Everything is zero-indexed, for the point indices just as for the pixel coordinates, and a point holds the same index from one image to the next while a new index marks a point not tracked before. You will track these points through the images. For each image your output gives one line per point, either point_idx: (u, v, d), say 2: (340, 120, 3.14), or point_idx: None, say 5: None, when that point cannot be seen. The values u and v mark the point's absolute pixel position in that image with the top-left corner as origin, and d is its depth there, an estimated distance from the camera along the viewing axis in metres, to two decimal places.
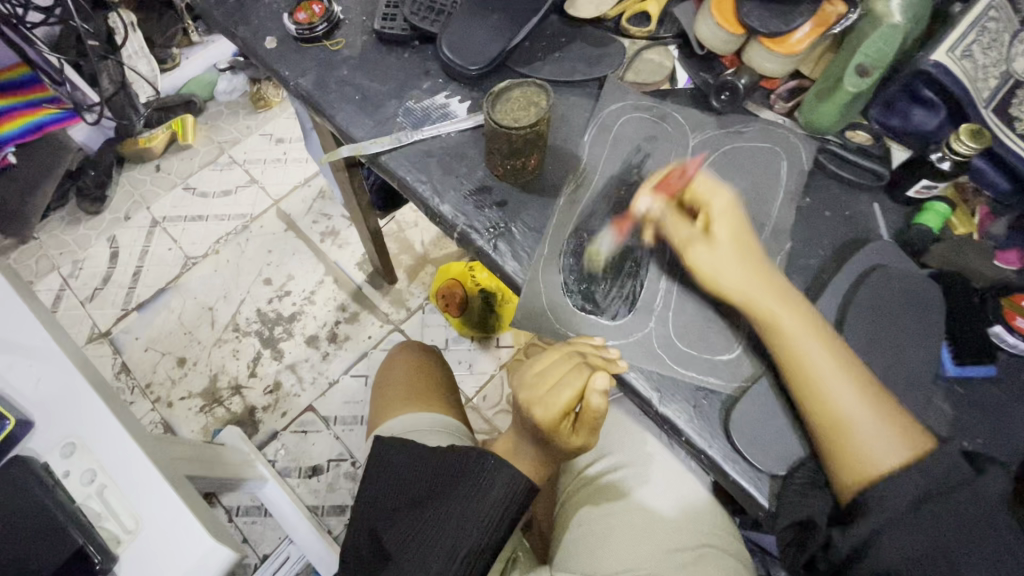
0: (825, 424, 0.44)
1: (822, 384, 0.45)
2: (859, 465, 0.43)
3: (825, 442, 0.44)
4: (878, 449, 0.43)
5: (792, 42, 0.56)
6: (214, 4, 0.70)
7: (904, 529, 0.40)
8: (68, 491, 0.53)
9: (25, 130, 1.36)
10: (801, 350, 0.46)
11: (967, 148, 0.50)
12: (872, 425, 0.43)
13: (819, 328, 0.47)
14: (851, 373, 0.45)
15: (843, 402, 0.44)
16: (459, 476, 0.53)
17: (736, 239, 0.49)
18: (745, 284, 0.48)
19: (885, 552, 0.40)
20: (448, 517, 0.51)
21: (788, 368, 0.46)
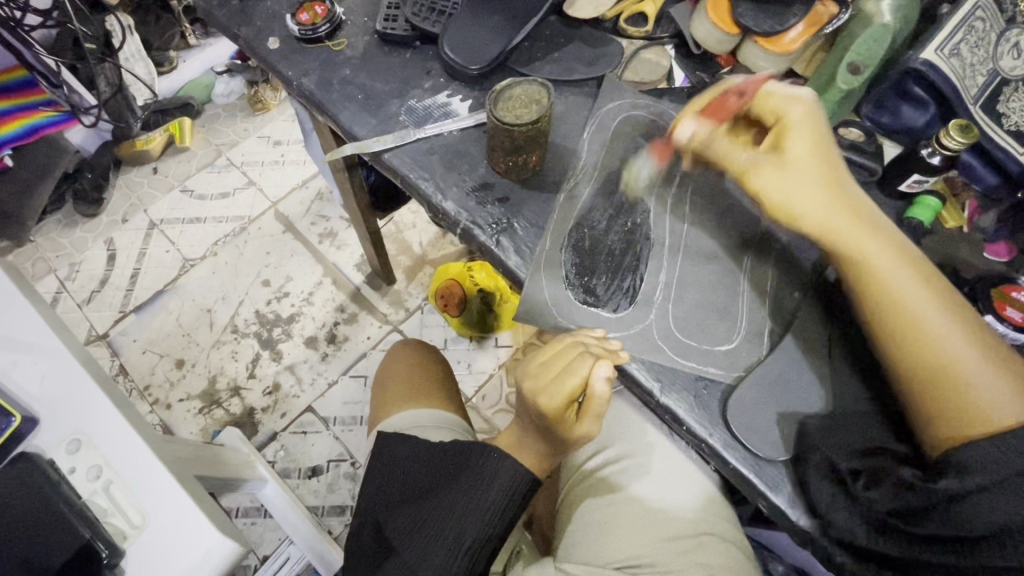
0: (931, 367, 0.44)
1: (924, 326, 0.45)
2: (969, 409, 0.42)
3: (931, 387, 0.44)
4: (992, 397, 0.42)
5: (786, 41, 0.57)
6: (217, 6, 0.71)
7: (1015, 491, 0.38)
8: (73, 487, 0.54)
9: (22, 133, 1.34)
10: (904, 292, 0.45)
11: (956, 142, 0.52)
12: (983, 370, 0.43)
13: (919, 271, 0.46)
14: (956, 315, 0.45)
15: (951, 344, 0.44)
16: (461, 468, 0.54)
17: (820, 170, 0.48)
18: (833, 222, 0.47)
19: (993, 512, 0.39)
20: (453, 508, 0.52)
21: (887, 312, 0.46)
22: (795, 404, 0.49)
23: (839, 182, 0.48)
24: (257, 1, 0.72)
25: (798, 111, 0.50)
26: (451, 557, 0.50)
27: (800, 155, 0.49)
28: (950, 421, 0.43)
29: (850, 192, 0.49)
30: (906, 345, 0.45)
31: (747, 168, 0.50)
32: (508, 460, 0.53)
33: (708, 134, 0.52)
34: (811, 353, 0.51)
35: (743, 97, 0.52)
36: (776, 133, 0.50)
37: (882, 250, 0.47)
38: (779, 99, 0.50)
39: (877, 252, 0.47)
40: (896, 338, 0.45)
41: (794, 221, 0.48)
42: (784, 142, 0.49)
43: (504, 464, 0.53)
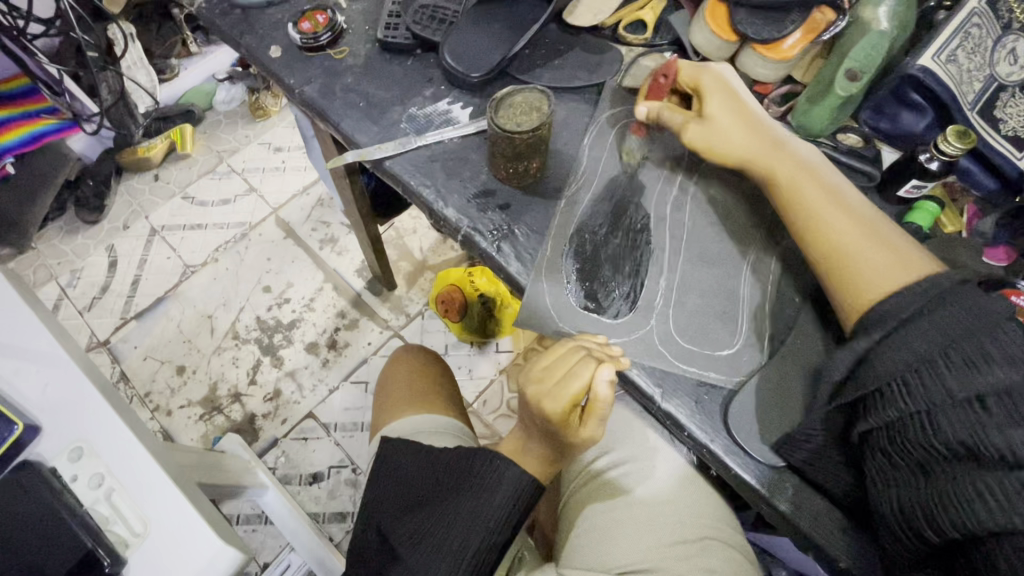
0: (826, 257, 0.49)
1: (820, 226, 0.49)
2: (857, 287, 0.47)
3: (835, 277, 0.49)
4: (891, 278, 0.46)
5: (784, 49, 0.58)
6: (219, 15, 0.72)
7: (900, 342, 0.42)
8: (76, 495, 0.54)
9: (24, 141, 1.36)
10: (805, 200, 0.51)
11: (955, 147, 0.52)
12: (869, 249, 0.47)
13: (824, 181, 0.51)
14: (854, 215, 0.49)
15: (843, 234, 0.48)
16: (465, 474, 0.54)
17: (732, 109, 0.54)
18: (746, 149, 0.53)
19: (883, 365, 0.42)
20: (457, 515, 0.52)
21: (792, 214, 0.51)
22: (798, 409, 0.49)
23: (751, 117, 0.54)
24: (259, 10, 0.72)
25: (710, 74, 0.55)
26: (456, 564, 0.50)
27: (716, 98, 0.54)
28: (849, 298, 0.47)
29: (764, 122, 0.54)
30: (805, 236, 0.50)
31: (678, 126, 0.56)
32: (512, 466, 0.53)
33: (657, 110, 0.57)
34: (812, 357, 0.51)
35: (666, 75, 0.57)
36: (699, 94, 0.56)
37: (789, 163, 0.52)
38: (691, 65, 0.56)
39: (782, 165, 0.52)
40: (803, 239, 0.50)
41: (716, 150, 0.54)
42: (702, 90, 0.55)
43: (507, 469, 0.53)
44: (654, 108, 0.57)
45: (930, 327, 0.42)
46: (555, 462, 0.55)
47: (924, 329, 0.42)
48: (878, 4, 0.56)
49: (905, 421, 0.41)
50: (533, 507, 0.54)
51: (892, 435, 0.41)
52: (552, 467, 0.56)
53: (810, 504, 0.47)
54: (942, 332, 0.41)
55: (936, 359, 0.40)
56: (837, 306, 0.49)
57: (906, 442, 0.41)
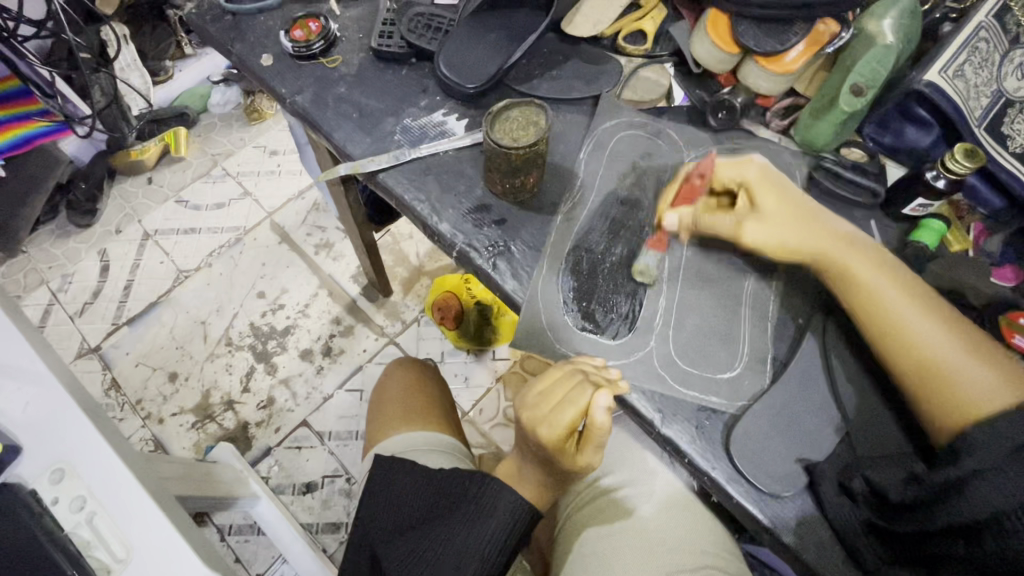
0: (913, 365, 0.46)
1: (900, 325, 0.47)
2: (953, 399, 0.45)
3: (928, 389, 0.45)
4: (980, 389, 0.44)
5: (787, 61, 0.56)
6: (209, 21, 0.70)
7: (1001, 472, 0.39)
8: (56, 519, 0.52)
9: (14, 143, 1.34)
10: (878, 295, 0.48)
11: (962, 166, 0.51)
12: (949, 353, 0.46)
13: (900, 283, 0.48)
14: (935, 318, 0.47)
15: (927, 342, 0.46)
16: (463, 498, 0.53)
17: (791, 209, 0.51)
18: (815, 248, 0.50)
19: (984, 492, 0.39)
20: (451, 542, 0.50)
21: (861, 308, 0.48)
22: (799, 433, 0.48)
23: (808, 217, 0.51)
24: (250, 17, 0.71)
25: (753, 168, 0.52)
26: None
27: (771, 198, 0.51)
28: (943, 417, 0.45)
29: (822, 219, 0.51)
30: (883, 345, 0.47)
31: (731, 230, 0.52)
32: (507, 491, 0.51)
33: (692, 218, 0.53)
34: (813, 379, 0.50)
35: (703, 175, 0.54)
36: (745, 192, 0.52)
37: (861, 260, 0.49)
38: (736, 169, 0.52)
39: (857, 262, 0.49)
40: (874, 336, 0.48)
41: (784, 248, 0.51)
42: (750, 189, 0.52)
43: (505, 495, 0.51)
44: (687, 218, 0.53)
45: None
46: (552, 489, 0.54)
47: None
48: (882, 17, 0.56)
49: (1015, 530, 0.38)
50: (530, 534, 0.53)
51: (992, 551, 0.38)
52: (549, 494, 0.54)
53: (815, 533, 0.46)
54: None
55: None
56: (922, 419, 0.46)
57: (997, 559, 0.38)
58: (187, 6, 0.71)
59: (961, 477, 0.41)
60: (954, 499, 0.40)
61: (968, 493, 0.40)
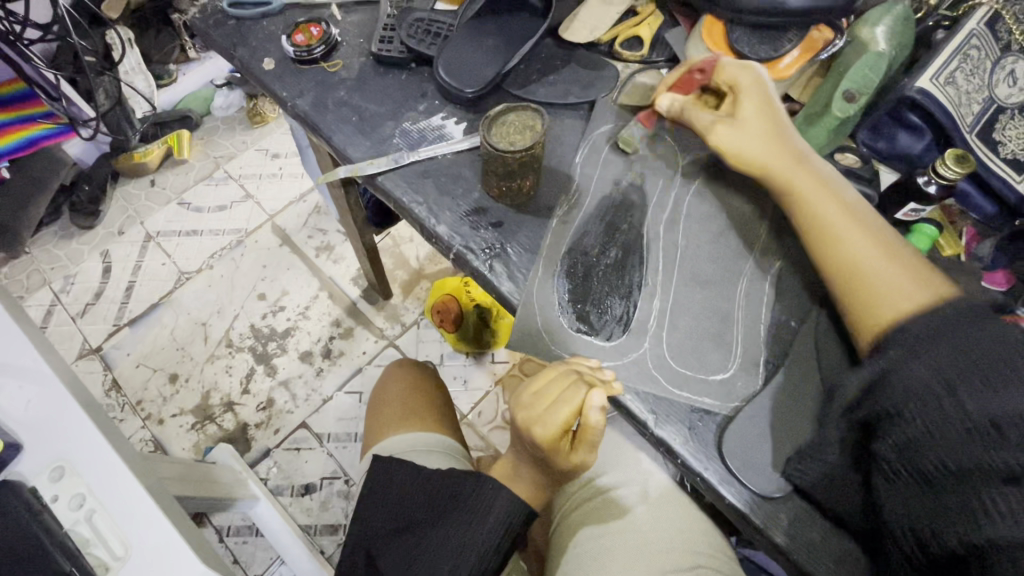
0: (844, 273, 0.49)
1: (836, 232, 0.49)
2: (876, 305, 0.47)
3: (853, 296, 0.48)
4: (902, 300, 0.46)
5: (781, 67, 0.57)
6: (213, 26, 0.71)
7: (914, 367, 0.41)
8: (55, 516, 0.52)
9: (20, 145, 1.36)
10: (815, 201, 0.51)
11: (952, 171, 0.52)
12: (883, 267, 0.48)
13: (846, 198, 0.51)
14: (874, 232, 0.49)
15: (858, 253, 0.48)
16: (460, 500, 0.53)
17: (762, 120, 0.54)
18: (763, 157, 0.53)
19: (896, 388, 0.41)
20: (447, 542, 0.51)
21: (799, 208, 0.52)
22: (793, 436, 0.48)
23: (778, 126, 0.53)
24: (253, 22, 0.72)
25: (748, 74, 0.55)
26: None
27: (745, 106, 0.54)
28: (861, 317, 0.47)
29: (785, 135, 0.53)
30: (818, 244, 0.50)
31: (703, 129, 0.55)
32: (504, 492, 0.52)
33: (681, 106, 0.57)
34: (806, 380, 0.50)
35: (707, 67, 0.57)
36: (732, 95, 0.55)
37: (807, 175, 0.52)
38: (728, 73, 0.55)
39: (801, 176, 0.52)
40: (811, 236, 0.51)
41: (739, 158, 0.53)
42: (734, 95, 0.55)
43: (502, 498, 0.52)
44: (678, 105, 0.57)
45: (944, 357, 0.41)
46: (547, 488, 0.54)
47: (942, 355, 0.41)
48: (875, 25, 0.57)
49: (927, 446, 0.39)
50: (525, 533, 0.53)
51: (905, 461, 0.40)
52: (545, 494, 0.54)
53: (806, 533, 0.46)
54: (958, 367, 0.40)
55: (946, 376, 0.40)
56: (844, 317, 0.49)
57: (911, 469, 0.40)
58: (191, 11, 0.72)
59: (879, 372, 0.43)
60: (873, 405, 0.42)
61: (882, 403, 0.42)
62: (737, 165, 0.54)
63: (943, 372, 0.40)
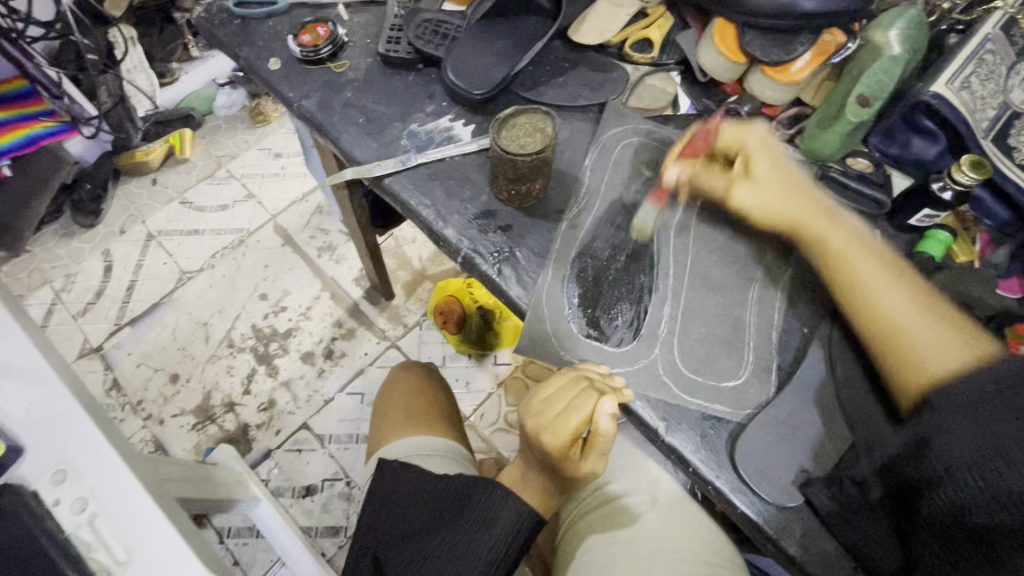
0: (877, 329, 0.48)
1: (870, 297, 0.48)
2: (916, 361, 0.46)
3: (891, 351, 0.47)
4: (938, 354, 0.46)
5: (793, 71, 0.57)
6: (218, 25, 0.71)
7: (962, 432, 0.39)
8: (57, 521, 0.51)
9: (20, 143, 1.33)
10: (846, 259, 0.50)
11: (968, 177, 0.51)
12: (920, 323, 0.47)
13: (875, 252, 0.50)
14: (906, 286, 0.48)
15: (893, 310, 0.48)
16: (468, 505, 0.52)
17: (780, 176, 0.52)
18: (794, 216, 0.51)
19: (944, 453, 0.39)
20: (455, 548, 0.50)
21: (835, 271, 0.50)
22: (808, 444, 0.48)
23: (795, 184, 0.52)
24: (258, 22, 0.71)
25: (753, 134, 0.53)
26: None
27: (762, 167, 0.52)
28: (904, 373, 0.46)
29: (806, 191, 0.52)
30: (853, 306, 0.49)
31: (723, 195, 0.53)
32: (512, 497, 0.51)
33: (689, 176, 0.54)
34: (819, 386, 0.50)
35: (705, 135, 0.54)
36: (743, 157, 0.53)
37: (837, 234, 0.51)
38: (733, 136, 0.53)
39: (833, 236, 0.51)
40: (846, 303, 0.50)
41: (766, 218, 0.52)
42: (745, 155, 0.53)
43: (510, 503, 0.51)
44: (686, 173, 0.54)
45: (983, 418, 0.39)
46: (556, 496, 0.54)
47: (983, 415, 0.39)
48: (888, 29, 0.56)
49: (969, 509, 0.38)
50: (533, 541, 0.53)
51: (947, 523, 0.39)
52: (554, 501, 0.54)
53: (819, 543, 0.45)
54: (997, 432, 0.38)
55: (997, 443, 0.38)
56: (885, 381, 0.48)
57: (956, 527, 0.38)
58: (196, 10, 0.72)
59: (916, 445, 0.41)
60: (911, 471, 0.41)
61: (928, 465, 0.40)
62: (760, 223, 0.53)
63: (983, 437, 0.38)
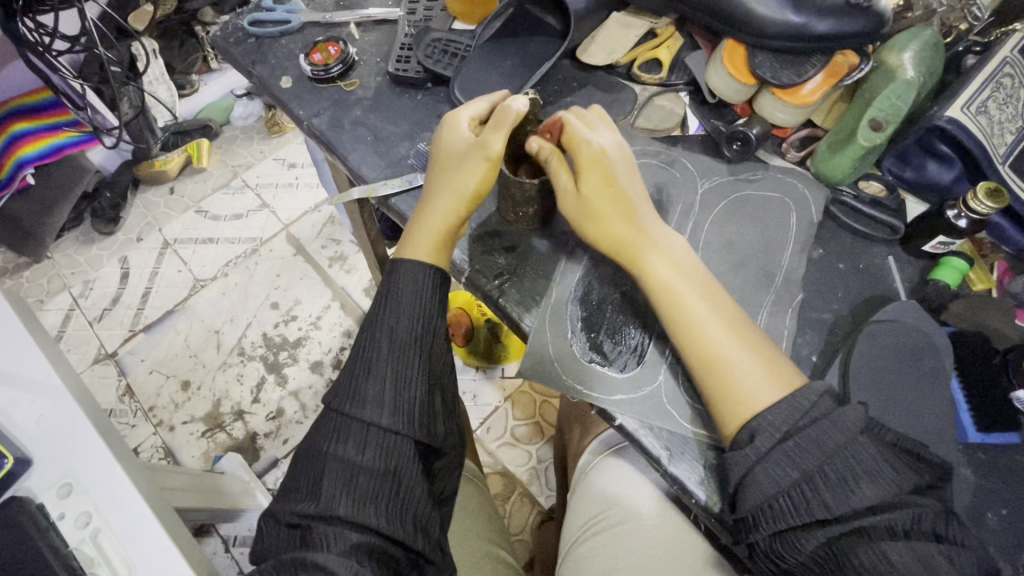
0: (699, 356, 0.45)
1: (693, 326, 0.46)
2: (736, 396, 0.44)
3: (710, 380, 0.45)
4: (749, 380, 0.44)
5: (804, 93, 0.56)
6: (233, 43, 0.72)
7: (775, 462, 0.40)
8: (62, 534, 0.52)
9: (45, 153, 1.38)
10: (672, 295, 0.47)
11: (985, 206, 0.49)
12: (744, 358, 0.44)
13: (688, 276, 0.47)
14: (726, 316, 0.46)
15: (714, 338, 0.45)
16: (375, 358, 0.49)
17: (613, 196, 0.50)
18: (620, 233, 0.49)
19: (761, 482, 0.41)
20: (381, 347, 0.49)
21: (659, 297, 0.47)
22: None
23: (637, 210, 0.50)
24: (271, 40, 0.72)
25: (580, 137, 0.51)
26: (380, 477, 0.47)
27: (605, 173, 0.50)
28: (720, 410, 0.44)
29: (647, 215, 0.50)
30: (676, 335, 0.47)
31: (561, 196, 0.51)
32: (412, 325, 0.50)
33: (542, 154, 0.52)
34: None
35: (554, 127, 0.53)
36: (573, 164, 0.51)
37: (660, 258, 0.48)
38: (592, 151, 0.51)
39: (657, 262, 0.48)
40: (670, 318, 0.47)
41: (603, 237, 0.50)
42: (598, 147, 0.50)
43: (422, 342, 0.50)
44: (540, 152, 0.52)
45: (791, 451, 0.40)
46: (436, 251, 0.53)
47: (791, 450, 0.40)
48: (902, 50, 0.55)
49: (794, 532, 0.40)
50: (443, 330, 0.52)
51: (780, 546, 0.40)
52: (433, 252, 0.52)
53: None
54: (809, 462, 0.40)
55: (801, 464, 0.40)
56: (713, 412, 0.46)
57: (790, 550, 0.40)
58: (212, 29, 0.73)
59: (743, 471, 0.42)
60: (743, 500, 0.42)
61: (754, 498, 0.41)
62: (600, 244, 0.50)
63: (794, 468, 0.40)
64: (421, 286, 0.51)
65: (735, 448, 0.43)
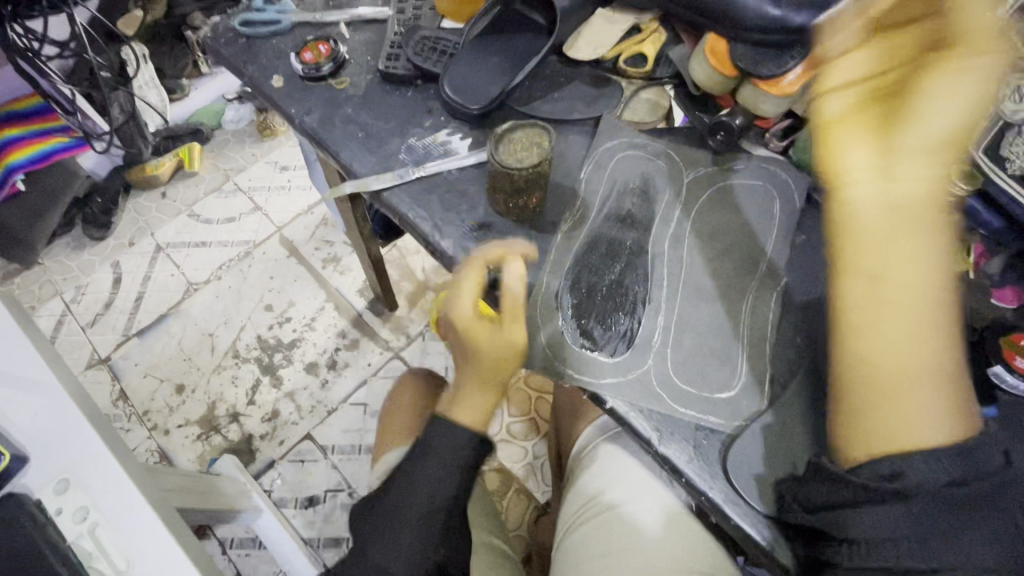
0: (890, 360, 0.43)
1: (902, 309, 0.44)
2: (901, 422, 0.42)
3: (875, 379, 0.43)
4: (920, 414, 0.42)
5: (785, 85, 0.57)
6: (224, 44, 0.73)
7: (933, 505, 0.39)
8: (59, 529, 0.52)
9: (36, 158, 1.37)
10: (905, 254, 0.45)
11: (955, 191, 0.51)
12: (930, 390, 0.42)
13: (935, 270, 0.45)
14: (936, 338, 0.43)
15: (912, 352, 0.43)
16: (419, 482, 0.57)
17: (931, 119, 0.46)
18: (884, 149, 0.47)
19: (895, 513, 0.40)
20: (426, 479, 0.57)
21: (891, 237, 0.45)
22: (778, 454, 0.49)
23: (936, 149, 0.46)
24: (262, 40, 0.73)
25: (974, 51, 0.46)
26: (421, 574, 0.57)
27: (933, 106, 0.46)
28: (868, 433, 0.43)
29: (919, 137, 0.46)
30: (887, 315, 0.44)
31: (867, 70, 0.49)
32: (453, 469, 0.57)
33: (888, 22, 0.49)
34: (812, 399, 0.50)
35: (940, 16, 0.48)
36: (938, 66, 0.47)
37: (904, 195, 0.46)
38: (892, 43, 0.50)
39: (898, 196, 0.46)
40: (879, 273, 0.45)
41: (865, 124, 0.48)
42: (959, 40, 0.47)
43: (461, 474, 0.57)
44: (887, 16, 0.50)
45: (955, 501, 0.39)
46: (483, 406, 0.57)
47: (952, 499, 0.39)
48: None
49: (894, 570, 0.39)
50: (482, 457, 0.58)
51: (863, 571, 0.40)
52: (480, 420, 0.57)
53: None
54: (949, 513, 0.39)
55: (953, 514, 0.39)
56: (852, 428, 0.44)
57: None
58: (203, 31, 0.74)
59: (884, 501, 0.40)
60: (855, 524, 0.41)
61: (871, 520, 0.40)
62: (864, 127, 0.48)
63: (943, 516, 0.39)
64: (460, 437, 0.57)
65: (872, 474, 0.41)
